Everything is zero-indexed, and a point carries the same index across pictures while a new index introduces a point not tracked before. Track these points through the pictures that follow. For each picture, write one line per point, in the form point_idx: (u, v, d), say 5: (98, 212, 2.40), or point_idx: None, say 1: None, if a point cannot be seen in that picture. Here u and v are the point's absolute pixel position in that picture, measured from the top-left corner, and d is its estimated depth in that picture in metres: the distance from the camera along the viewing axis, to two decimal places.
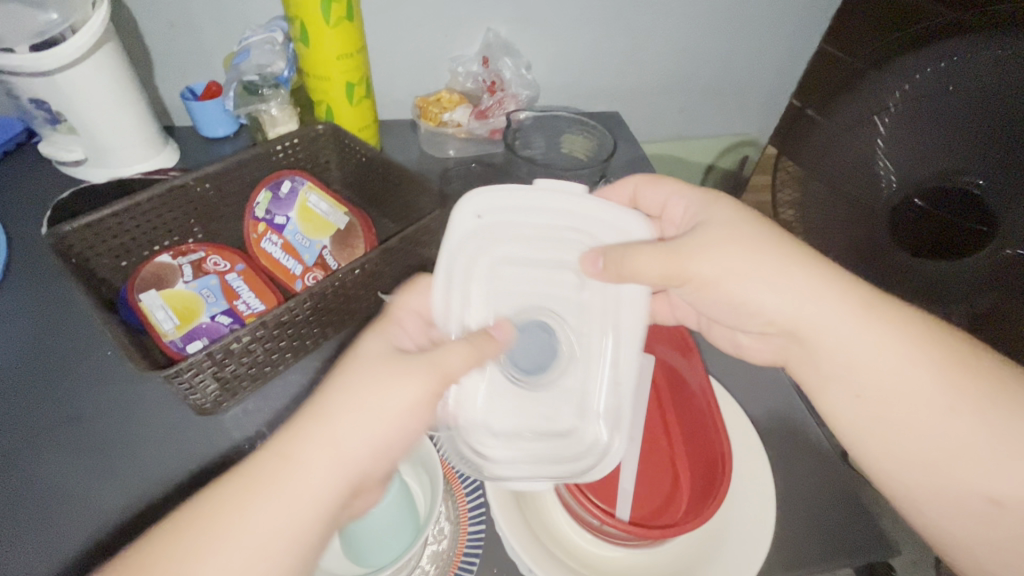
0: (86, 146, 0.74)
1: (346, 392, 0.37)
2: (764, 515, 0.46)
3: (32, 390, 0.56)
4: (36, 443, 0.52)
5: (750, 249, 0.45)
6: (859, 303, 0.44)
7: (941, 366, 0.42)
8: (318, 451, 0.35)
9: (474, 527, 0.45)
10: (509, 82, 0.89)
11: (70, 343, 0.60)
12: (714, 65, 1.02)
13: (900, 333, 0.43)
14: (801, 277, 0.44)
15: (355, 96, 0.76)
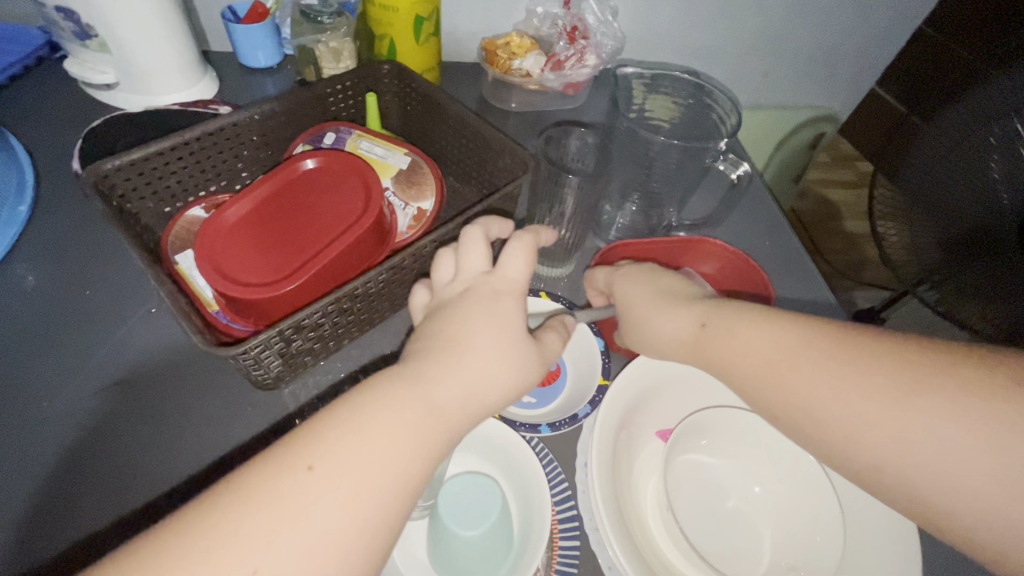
0: (119, 69, 0.66)
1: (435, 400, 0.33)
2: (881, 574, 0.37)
3: (74, 340, 0.51)
4: (80, 399, 0.48)
5: (651, 291, 0.44)
6: (693, 317, 0.42)
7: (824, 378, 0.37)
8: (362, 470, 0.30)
9: (567, 540, 0.40)
10: (591, 28, 0.78)
11: (115, 289, 0.55)
12: (812, 29, 0.90)
13: (775, 335, 0.39)
14: (670, 321, 0.43)
15: (422, 33, 0.67)
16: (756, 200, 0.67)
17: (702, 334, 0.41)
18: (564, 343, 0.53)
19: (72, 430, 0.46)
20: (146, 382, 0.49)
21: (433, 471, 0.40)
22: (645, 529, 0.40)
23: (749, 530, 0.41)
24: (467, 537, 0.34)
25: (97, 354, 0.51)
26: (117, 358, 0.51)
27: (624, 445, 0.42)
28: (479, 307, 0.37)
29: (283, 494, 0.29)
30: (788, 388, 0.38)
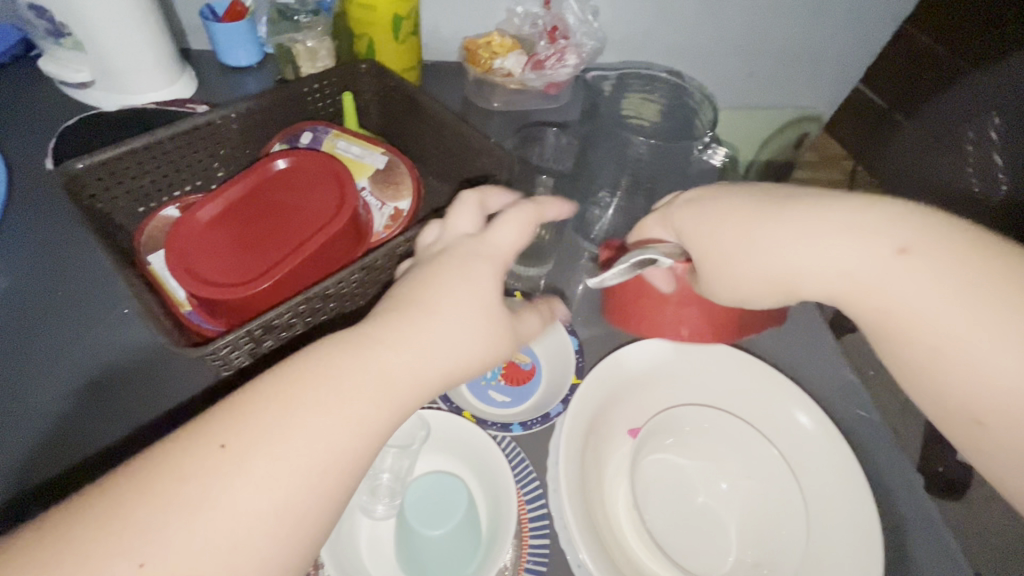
0: (94, 67, 0.66)
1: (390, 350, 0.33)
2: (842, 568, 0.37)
3: (45, 343, 0.51)
4: (48, 399, 0.48)
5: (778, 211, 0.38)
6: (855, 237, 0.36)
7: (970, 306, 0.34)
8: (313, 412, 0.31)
9: (536, 538, 0.41)
10: (572, 28, 0.78)
11: (88, 292, 0.54)
12: (794, 29, 0.91)
13: (933, 257, 0.35)
14: (806, 246, 0.37)
15: (401, 32, 0.67)
16: None
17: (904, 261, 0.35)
18: (539, 342, 0.53)
19: (40, 434, 0.46)
20: (117, 386, 0.49)
21: (402, 470, 0.40)
22: (613, 526, 0.40)
23: (718, 527, 0.42)
24: (431, 535, 0.34)
25: (67, 358, 0.50)
26: (89, 361, 0.50)
27: (594, 443, 0.42)
28: (462, 262, 0.37)
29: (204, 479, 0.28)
30: (930, 333, 0.34)
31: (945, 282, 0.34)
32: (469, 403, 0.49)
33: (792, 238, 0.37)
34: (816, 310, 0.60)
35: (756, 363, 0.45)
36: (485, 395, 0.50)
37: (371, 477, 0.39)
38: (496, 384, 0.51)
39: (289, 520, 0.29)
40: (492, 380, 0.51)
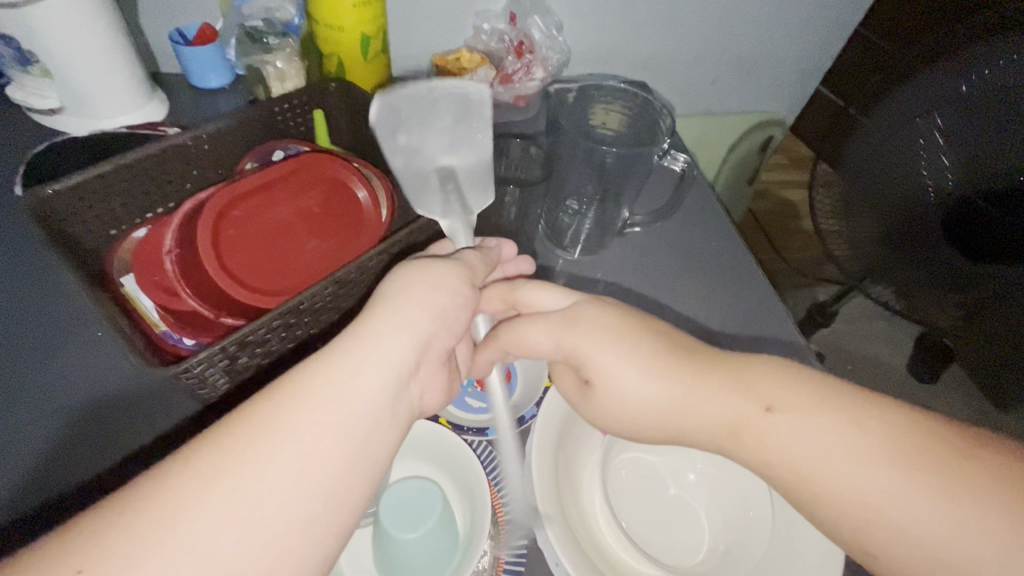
0: (63, 93, 0.66)
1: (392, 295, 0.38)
2: (810, 553, 0.38)
3: (17, 379, 0.50)
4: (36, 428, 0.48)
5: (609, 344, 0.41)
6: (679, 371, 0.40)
7: (843, 443, 0.36)
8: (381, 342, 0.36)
9: (514, 541, 0.41)
10: (537, 43, 0.81)
11: (67, 327, 0.54)
12: (752, 37, 0.94)
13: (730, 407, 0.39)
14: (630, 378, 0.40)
15: (370, 51, 0.69)
16: (698, 203, 0.70)
17: (717, 404, 0.39)
18: None
19: (24, 460, 0.46)
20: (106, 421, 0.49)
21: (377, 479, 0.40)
22: (588, 523, 0.41)
23: (690, 523, 0.43)
24: (408, 540, 0.35)
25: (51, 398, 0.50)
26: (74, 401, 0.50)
27: (567, 445, 0.43)
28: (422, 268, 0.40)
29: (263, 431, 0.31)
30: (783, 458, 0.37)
31: (780, 415, 0.37)
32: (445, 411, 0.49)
33: (684, 383, 0.40)
34: (782, 306, 0.62)
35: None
36: (461, 402, 0.50)
37: None
38: (472, 389, 0.51)
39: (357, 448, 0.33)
40: (467, 386, 0.51)
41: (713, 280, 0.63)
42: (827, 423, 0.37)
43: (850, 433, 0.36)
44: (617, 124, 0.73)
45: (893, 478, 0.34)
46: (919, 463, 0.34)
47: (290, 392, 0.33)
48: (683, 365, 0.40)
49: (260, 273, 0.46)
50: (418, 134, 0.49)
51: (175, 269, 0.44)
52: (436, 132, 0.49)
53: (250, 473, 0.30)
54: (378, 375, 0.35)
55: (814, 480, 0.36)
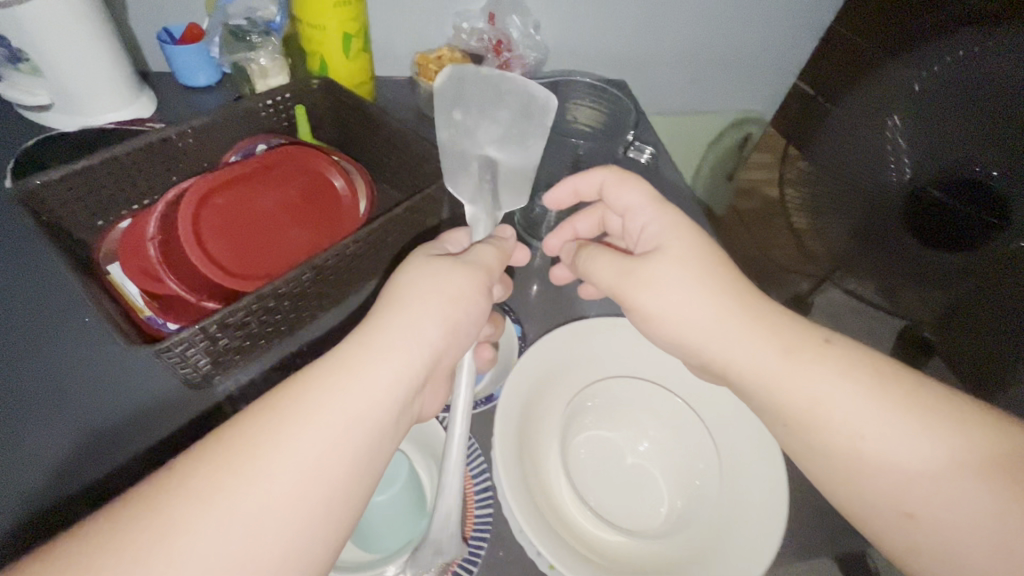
0: (52, 91, 0.68)
1: (397, 304, 0.39)
2: (754, 517, 0.42)
3: (35, 381, 0.53)
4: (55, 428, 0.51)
5: (685, 267, 0.44)
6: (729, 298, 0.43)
7: (876, 402, 0.38)
8: (381, 354, 0.37)
9: (481, 509, 0.44)
10: (516, 42, 0.83)
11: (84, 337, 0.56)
12: (728, 36, 0.97)
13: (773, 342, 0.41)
14: (685, 295, 0.43)
15: (352, 50, 0.71)
16: (669, 199, 0.73)
17: (758, 336, 0.42)
18: None
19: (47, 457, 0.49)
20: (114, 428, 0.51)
21: None
22: (551, 492, 0.44)
23: (647, 492, 0.47)
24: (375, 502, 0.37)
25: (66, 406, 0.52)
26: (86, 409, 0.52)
27: (531, 419, 0.46)
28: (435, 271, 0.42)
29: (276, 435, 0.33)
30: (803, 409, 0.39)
31: (807, 353, 0.40)
32: None
33: (731, 311, 0.42)
34: None
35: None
36: None
37: None
38: None
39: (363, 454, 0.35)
40: None
41: None
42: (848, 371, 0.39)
43: (871, 385, 0.39)
44: (596, 121, 0.75)
45: (913, 428, 0.37)
46: (948, 423, 0.37)
47: (295, 400, 0.34)
48: (747, 313, 0.42)
49: (239, 258, 0.48)
50: (470, 130, 0.51)
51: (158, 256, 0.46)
52: (489, 128, 0.51)
53: (259, 474, 0.31)
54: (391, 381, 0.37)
55: (829, 424, 0.39)
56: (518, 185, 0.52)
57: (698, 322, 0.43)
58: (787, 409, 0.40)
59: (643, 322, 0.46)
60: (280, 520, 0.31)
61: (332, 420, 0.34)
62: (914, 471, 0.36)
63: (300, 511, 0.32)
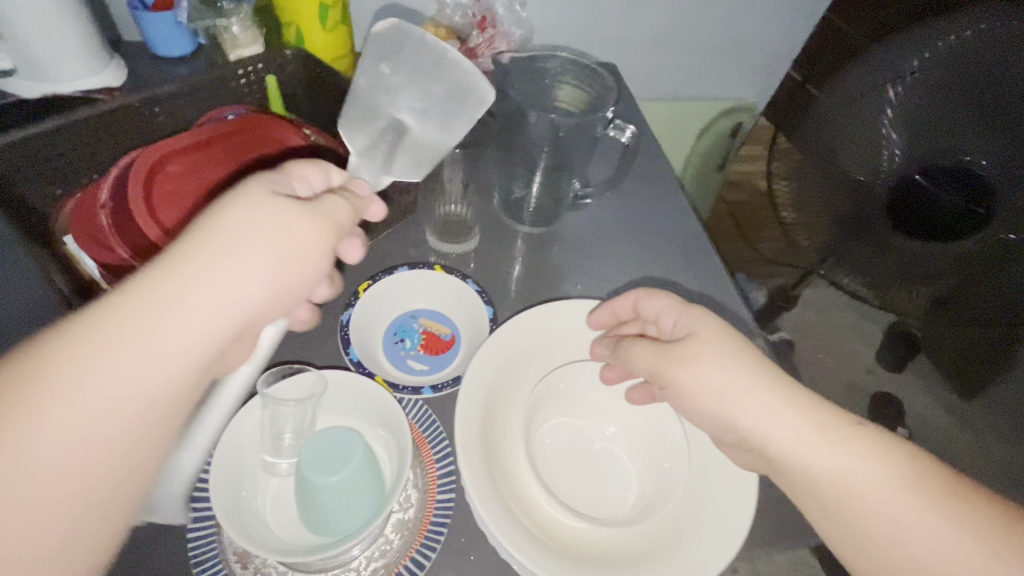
0: (15, 55, 0.65)
1: (206, 237, 0.30)
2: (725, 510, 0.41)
3: None
4: None
5: (727, 356, 0.40)
6: (757, 367, 0.39)
7: (876, 459, 0.36)
8: (186, 292, 0.29)
9: (443, 495, 0.42)
10: (501, 19, 0.81)
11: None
12: (718, 19, 0.94)
13: (800, 420, 0.38)
14: (721, 382, 0.39)
15: (329, 21, 0.69)
16: (655, 183, 0.70)
17: (820, 433, 0.37)
18: (458, 312, 0.55)
19: None
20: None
21: (303, 427, 0.41)
22: (518, 479, 0.43)
23: (614, 478, 0.45)
24: (325, 482, 0.36)
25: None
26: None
27: (499, 402, 0.45)
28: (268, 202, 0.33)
29: (39, 390, 0.26)
30: (792, 459, 0.37)
31: (838, 428, 0.37)
32: (388, 371, 0.50)
33: (755, 385, 0.38)
34: (728, 280, 0.63)
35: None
36: (404, 364, 0.52)
37: (273, 438, 0.40)
38: (416, 354, 0.53)
39: (152, 415, 0.29)
40: (411, 350, 0.53)
41: (664, 252, 0.64)
42: (884, 448, 0.37)
43: (886, 462, 0.36)
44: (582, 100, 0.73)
45: (914, 500, 0.35)
46: (943, 487, 0.35)
47: (70, 341, 0.27)
48: (769, 372, 0.39)
49: (193, 225, 0.45)
50: (390, 105, 0.47)
51: (109, 224, 0.44)
52: (410, 103, 0.46)
53: (3, 436, 0.25)
54: (195, 332, 0.29)
55: (822, 474, 0.37)
56: (422, 160, 0.48)
57: (722, 392, 0.39)
58: (783, 472, 0.38)
59: (678, 399, 0.42)
60: (37, 524, 0.25)
61: (120, 373, 0.28)
62: (907, 524, 0.34)
63: (45, 496, 0.26)
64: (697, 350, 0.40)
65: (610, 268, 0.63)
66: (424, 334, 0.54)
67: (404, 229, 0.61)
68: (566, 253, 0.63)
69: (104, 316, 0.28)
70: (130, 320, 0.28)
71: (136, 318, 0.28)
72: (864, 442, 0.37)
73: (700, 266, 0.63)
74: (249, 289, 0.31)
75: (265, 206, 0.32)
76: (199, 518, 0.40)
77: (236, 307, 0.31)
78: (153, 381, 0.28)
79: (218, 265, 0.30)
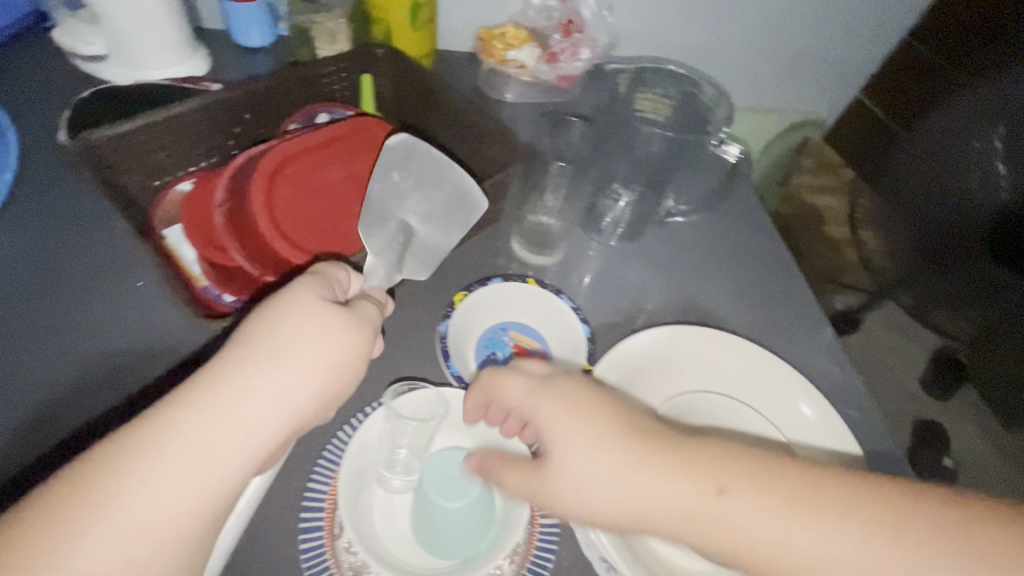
0: (109, 41, 0.65)
1: (264, 345, 0.34)
2: None
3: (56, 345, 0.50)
4: (78, 397, 0.48)
5: (592, 436, 0.36)
6: (647, 444, 0.36)
7: (781, 509, 0.33)
8: (241, 393, 0.32)
9: (547, 522, 0.41)
10: (586, 23, 0.79)
11: (135, 359, 0.50)
12: (802, 33, 0.90)
13: (726, 506, 0.33)
14: (624, 481, 0.35)
15: (419, 19, 0.68)
16: (744, 202, 0.68)
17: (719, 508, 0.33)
18: (551, 330, 0.54)
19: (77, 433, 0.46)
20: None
21: (419, 446, 0.43)
22: None
23: None
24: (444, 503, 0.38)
25: (92, 439, 0.46)
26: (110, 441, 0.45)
27: None
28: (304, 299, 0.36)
29: (111, 488, 0.29)
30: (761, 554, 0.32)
31: (780, 506, 0.33)
32: None
33: (682, 469, 0.34)
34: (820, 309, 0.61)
35: (775, 361, 0.50)
36: None
37: (390, 451, 0.43)
38: None
39: (210, 507, 0.32)
40: (503, 365, 0.52)
41: (753, 275, 0.62)
42: (845, 512, 0.32)
43: (854, 529, 0.32)
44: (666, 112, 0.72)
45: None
46: (931, 550, 0.31)
47: (138, 445, 0.30)
48: (637, 438, 0.36)
49: (306, 227, 0.45)
50: (399, 205, 0.46)
51: (227, 226, 0.45)
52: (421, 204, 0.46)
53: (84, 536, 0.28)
54: (248, 431, 0.32)
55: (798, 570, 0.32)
56: (431, 259, 0.47)
57: (634, 490, 0.35)
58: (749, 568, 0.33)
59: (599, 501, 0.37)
60: None
61: (183, 473, 0.30)
62: None
63: None
64: (589, 434, 0.36)
65: (698, 288, 0.61)
66: (515, 348, 0.53)
67: (491, 237, 0.60)
68: (653, 270, 0.61)
69: (171, 420, 0.31)
70: (194, 419, 0.31)
71: (194, 420, 0.31)
72: (814, 515, 0.32)
73: (792, 292, 0.61)
74: (298, 395, 0.34)
75: (307, 310, 0.36)
76: (309, 525, 0.40)
77: (285, 406, 0.34)
78: (215, 476, 0.31)
79: (270, 371, 0.33)
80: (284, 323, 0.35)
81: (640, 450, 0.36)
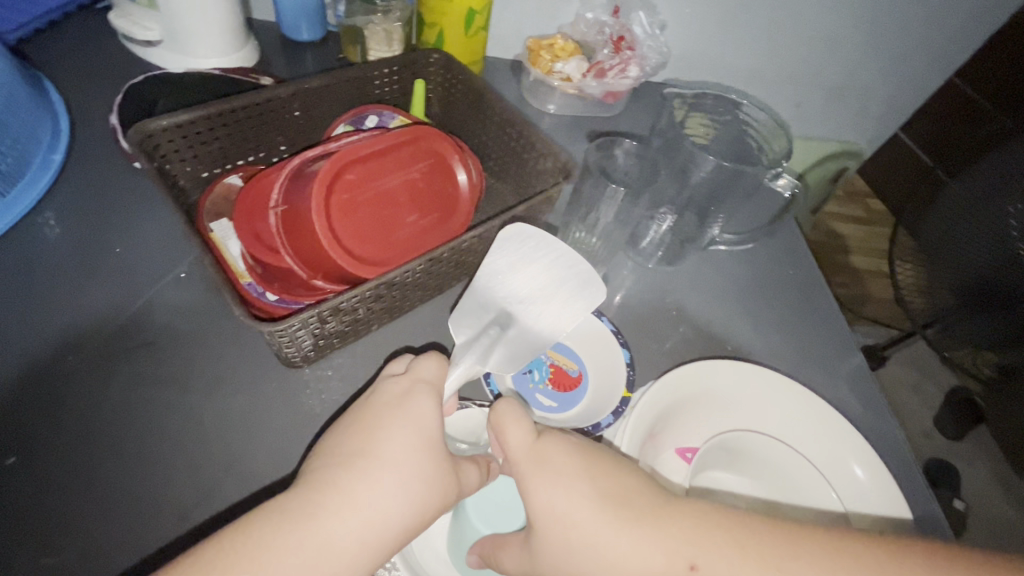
0: (163, 28, 0.66)
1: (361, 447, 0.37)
2: None
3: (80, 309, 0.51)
4: (101, 370, 0.48)
5: (588, 489, 0.37)
6: (644, 505, 0.37)
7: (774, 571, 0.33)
8: (338, 498, 0.35)
9: None
10: (637, 40, 0.78)
11: (168, 341, 0.50)
12: (848, 65, 0.89)
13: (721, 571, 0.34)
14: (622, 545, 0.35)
15: (472, 26, 0.67)
16: (787, 234, 0.67)
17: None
18: (590, 351, 0.54)
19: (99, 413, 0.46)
20: (149, 468, 0.44)
21: None
22: None
23: None
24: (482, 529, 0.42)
25: (116, 417, 0.46)
26: (134, 434, 0.45)
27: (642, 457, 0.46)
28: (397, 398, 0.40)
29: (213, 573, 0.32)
30: None
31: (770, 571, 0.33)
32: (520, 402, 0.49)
33: (678, 532, 0.35)
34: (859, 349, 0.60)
35: (812, 402, 0.50)
36: (533, 399, 0.51)
37: None
38: (544, 388, 0.51)
39: None
40: (539, 383, 0.52)
41: (793, 309, 0.62)
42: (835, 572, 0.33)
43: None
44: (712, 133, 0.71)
45: None
46: None
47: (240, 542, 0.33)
48: (623, 503, 0.37)
49: (360, 240, 0.45)
50: (506, 273, 0.50)
51: (281, 227, 0.45)
52: (534, 274, 0.50)
53: None
54: (343, 532, 0.35)
55: None
56: (521, 354, 0.48)
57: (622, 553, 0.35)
58: None
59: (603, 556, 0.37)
60: None
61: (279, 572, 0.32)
62: None
63: None
64: (595, 491, 0.37)
65: (737, 319, 0.60)
66: (552, 367, 0.53)
67: None
68: (691, 298, 0.61)
69: (269, 521, 0.34)
70: (293, 524, 0.34)
71: (293, 525, 0.34)
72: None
73: (832, 330, 0.60)
74: (389, 503, 0.36)
75: (397, 413, 0.39)
76: None
77: (373, 513, 0.36)
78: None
79: (365, 479, 0.36)
80: (377, 427, 0.38)
81: (630, 509, 0.37)
